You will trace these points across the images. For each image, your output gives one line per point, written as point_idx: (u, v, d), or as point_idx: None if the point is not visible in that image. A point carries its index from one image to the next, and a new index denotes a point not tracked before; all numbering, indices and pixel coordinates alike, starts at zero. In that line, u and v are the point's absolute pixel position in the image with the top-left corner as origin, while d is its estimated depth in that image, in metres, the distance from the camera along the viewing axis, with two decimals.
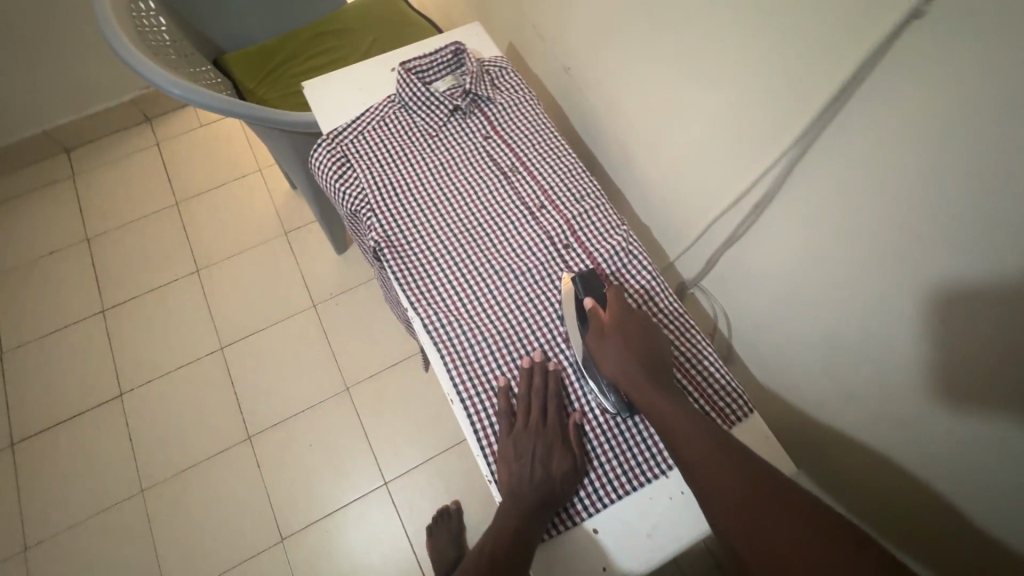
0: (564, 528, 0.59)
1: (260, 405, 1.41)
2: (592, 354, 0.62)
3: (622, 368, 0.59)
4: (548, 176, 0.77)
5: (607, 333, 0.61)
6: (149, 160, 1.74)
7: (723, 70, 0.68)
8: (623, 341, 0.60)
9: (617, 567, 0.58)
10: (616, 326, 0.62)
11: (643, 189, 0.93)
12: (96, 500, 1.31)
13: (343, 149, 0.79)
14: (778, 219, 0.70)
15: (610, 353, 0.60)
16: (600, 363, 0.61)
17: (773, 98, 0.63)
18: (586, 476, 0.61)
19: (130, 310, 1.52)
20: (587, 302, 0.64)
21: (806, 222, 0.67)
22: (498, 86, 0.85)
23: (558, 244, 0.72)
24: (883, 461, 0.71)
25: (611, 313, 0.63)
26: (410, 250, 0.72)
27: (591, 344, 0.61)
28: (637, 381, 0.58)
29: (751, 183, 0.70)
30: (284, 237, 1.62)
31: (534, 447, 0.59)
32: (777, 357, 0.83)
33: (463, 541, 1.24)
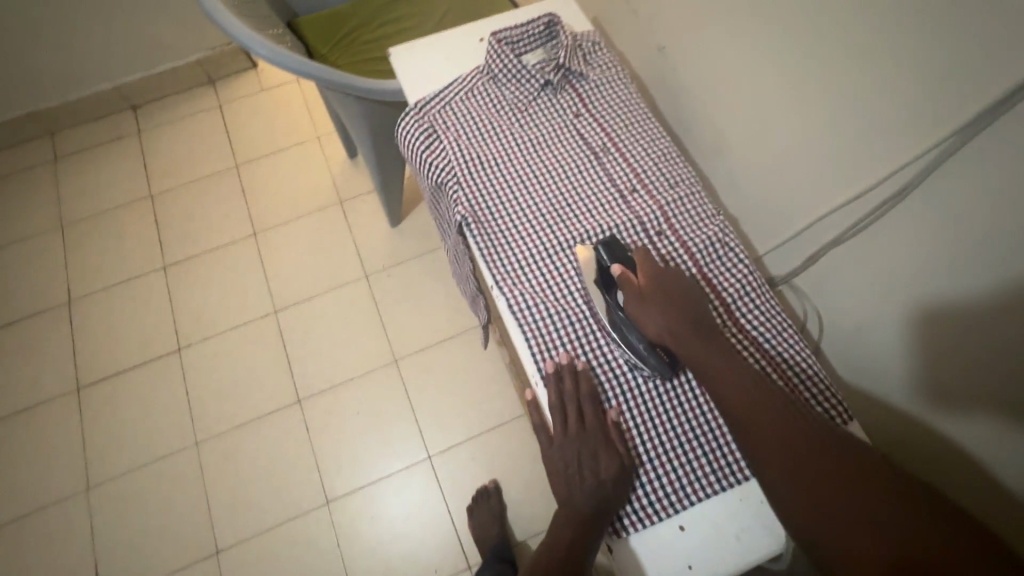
0: (633, 529, 0.57)
1: (311, 371, 1.43)
2: (631, 317, 0.60)
3: (664, 328, 0.58)
4: (640, 158, 0.74)
5: (646, 297, 0.59)
6: (211, 121, 1.76)
7: (854, 56, 0.63)
8: (663, 300, 0.59)
9: (704, 566, 0.56)
10: (652, 286, 0.60)
11: (733, 178, 0.89)
12: (154, 448, 1.36)
13: (431, 119, 0.77)
14: (906, 215, 0.65)
15: (651, 315, 0.58)
16: (640, 324, 0.59)
17: (919, 89, 0.59)
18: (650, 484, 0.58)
19: (190, 268, 1.56)
20: (615, 269, 0.61)
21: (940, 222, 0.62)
22: (591, 61, 0.81)
23: (650, 230, 0.70)
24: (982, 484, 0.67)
25: (644, 277, 0.61)
26: (497, 226, 0.70)
27: (630, 309, 0.59)
28: (683, 338, 0.57)
29: (877, 180, 0.67)
30: (340, 206, 1.62)
31: (580, 454, 0.57)
32: (866, 365, 0.79)
33: (503, 520, 1.25)
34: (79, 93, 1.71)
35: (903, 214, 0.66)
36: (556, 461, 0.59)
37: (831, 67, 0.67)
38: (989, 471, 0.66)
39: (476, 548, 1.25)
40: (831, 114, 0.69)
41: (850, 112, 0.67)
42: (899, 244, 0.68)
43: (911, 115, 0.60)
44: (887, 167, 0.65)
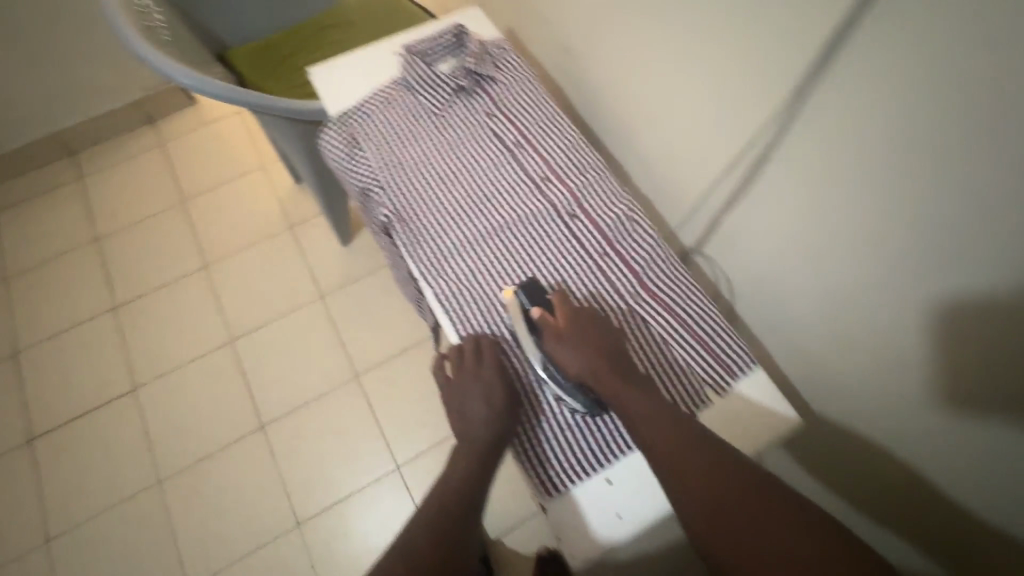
0: (563, 488, 0.61)
1: (272, 395, 1.43)
2: (552, 360, 0.61)
3: (585, 368, 0.60)
4: (550, 150, 0.80)
5: (565, 336, 0.61)
6: (154, 159, 1.77)
7: (713, 36, 0.69)
8: (581, 339, 0.61)
9: (631, 513, 0.60)
10: (571, 326, 0.62)
11: (643, 162, 0.95)
12: (114, 493, 1.33)
13: (353, 131, 0.82)
14: (777, 178, 0.70)
15: (572, 355, 0.60)
16: (561, 366, 0.61)
17: (764, 61, 0.64)
18: (574, 444, 0.62)
19: (141, 306, 1.55)
20: (535, 312, 0.64)
21: (803, 179, 0.67)
22: (501, 65, 0.87)
23: (563, 214, 0.75)
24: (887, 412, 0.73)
25: (562, 316, 0.63)
26: (419, 223, 0.75)
27: (551, 348, 0.61)
28: (602, 373, 0.59)
29: (747, 147, 0.72)
30: (290, 231, 1.64)
31: (474, 390, 0.61)
32: (775, 322, 0.85)
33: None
34: (14, 142, 1.69)
35: (770, 177, 0.71)
36: (454, 405, 0.63)
37: (698, 53, 0.73)
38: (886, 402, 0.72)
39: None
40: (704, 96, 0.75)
41: (717, 92, 0.73)
42: (778, 201, 0.72)
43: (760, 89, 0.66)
44: (753, 140, 0.71)
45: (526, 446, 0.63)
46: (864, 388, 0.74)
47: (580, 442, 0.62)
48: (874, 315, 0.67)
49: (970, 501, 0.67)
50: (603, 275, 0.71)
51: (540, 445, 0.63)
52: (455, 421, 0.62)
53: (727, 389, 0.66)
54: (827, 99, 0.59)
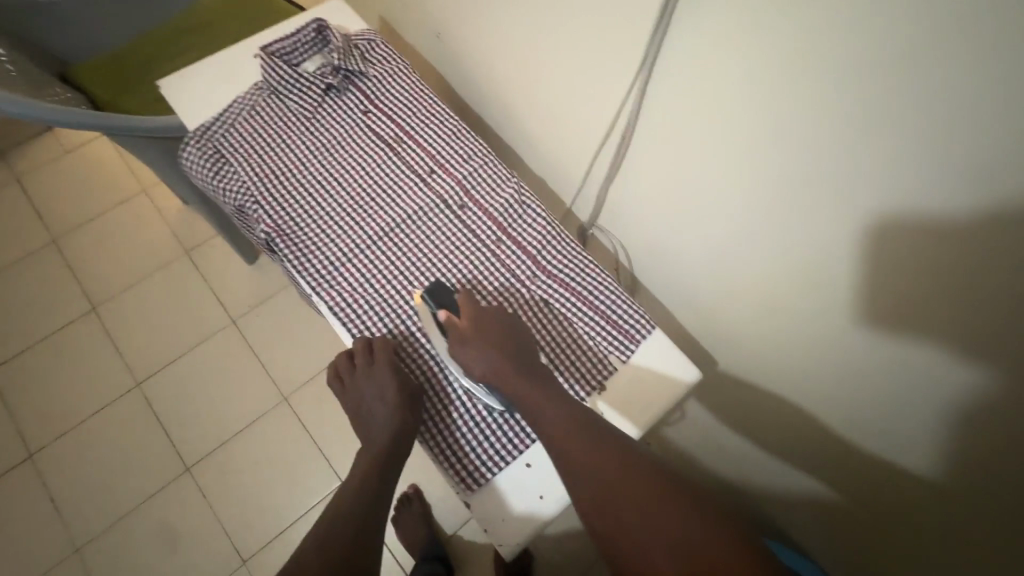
0: (483, 481, 0.61)
1: (193, 434, 1.34)
2: (457, 360, 0.61)
3: (489, 368, 0.59)
4: (432, 141, 0.78)
5: (468, 338, 0.60)
6: (11, 199, 1.57)
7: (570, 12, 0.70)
8: (485, 339, 0.60)
9: (553, 493, 0.61)
10: (474, 326, 0.61)
11: (531, 143, 0.95)
12: (25, 572, 1.20)
13: (215, 145, 0.75)
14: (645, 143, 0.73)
15: (476, 355, 0.60)
16: (466, 365, 0.60)
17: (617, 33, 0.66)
18: (490, 434, 0.63)
19: (23, 363, 1.38)
20: (440, 315, 0.63)
21: (667, 141, 0.70)
22: (370, 59, 0.83)
23: (452, 205, 0.74)
24: (771, 362, 0.78)
25: (466, 317, 0.63)
26: (303, 234, 0.71)
27: (455, 351, 0.61)
28: (506, 372, 0.59)
29: (616, 114, 0.74)
30: (186, 256, 1.52)
31: (369, 391, 0.61)
32: (668, 285, 0.89)
33: (429, 519, 1.27)
34: None
35: (639, 142, 0.74)
36: (355, 402, 0.64)
37: (562, 25, 0.73)
38: (768, 348, 0.76)
39: (410, 555, 1.26)
40: (575, 68, 0.76)
41: (585, 62, 0.73)
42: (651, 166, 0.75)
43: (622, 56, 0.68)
44: (624, 106, 0.72)
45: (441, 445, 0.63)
46: (749, 336, 0.78)
47: (496, 430, 0.63)
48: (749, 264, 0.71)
49: (841, 433, 0.72)
50: (500, 262, 0.71)
51: (456, 443, 0.63)
52: (359, 415, 0.64)
53: (629, 354, 0.68)
54: (675, 62, 0.62)
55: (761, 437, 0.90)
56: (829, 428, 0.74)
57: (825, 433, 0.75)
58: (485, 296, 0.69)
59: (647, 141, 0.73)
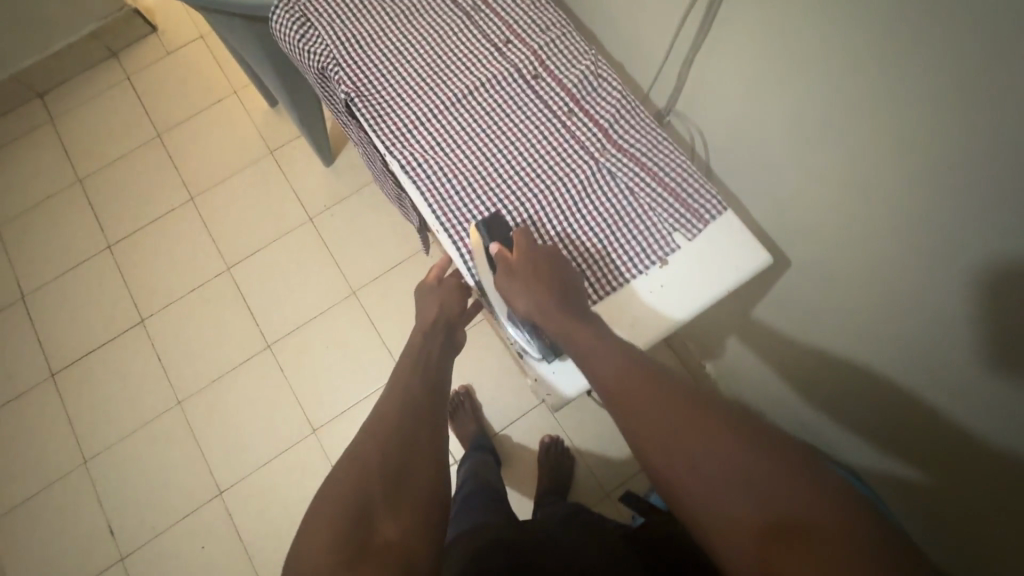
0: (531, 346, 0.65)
1: (274, 316, 1.47)
2: (504, 294, 0.61)
3: (535, 304, 0.59)
4: (509, 11, 0.76)
5: (515, 272, 0.60)
6: (123, 95, 1.71)
7: None
8: (531, 276, 0.60)
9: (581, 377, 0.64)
10: (523, 263, 0.61)
11: (612, 26, 0.89)
12: (138, 415, 1.41)
13: (302, 9, 0.77)
14: (734, 9, 0.66)
15: (521, 291, 0.59)
16: (510, 301, 0.60)
17: None
18: None
19: (135, 242, 1.56)
20: (493, 248, 0.62)
21: (760, 6, 0.63)
22: None
23: (526, 75, 0.72)
24: (842, 271, 0.72)
25: (518, 254, 0.62)
26: (380, 97, 0.73)
27: (501, 285, 0.61)
28: (551, 313, 0.58)
29: None
30: (271, 156, 1.62)
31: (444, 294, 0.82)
32: (743, 180, 0.82)
33: (477, 410, 1.35)
34: None
35: (727, 10, 0.67)
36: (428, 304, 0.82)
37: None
38: (841, 247, 0.70)
39: (459, 444, 1.35)
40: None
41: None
42: (737, 37, 0.68)
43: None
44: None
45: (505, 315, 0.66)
46: (823, 233, 0.72)
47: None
48: (832, 147, 0.64)
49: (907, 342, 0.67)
50: (571, 135, 0.70)
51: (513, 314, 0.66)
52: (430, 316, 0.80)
53: (693, 235, 0.66)
54: None
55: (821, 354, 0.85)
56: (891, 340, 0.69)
57: (888, 345, 0.70)
58: (551, 170, 0.69)
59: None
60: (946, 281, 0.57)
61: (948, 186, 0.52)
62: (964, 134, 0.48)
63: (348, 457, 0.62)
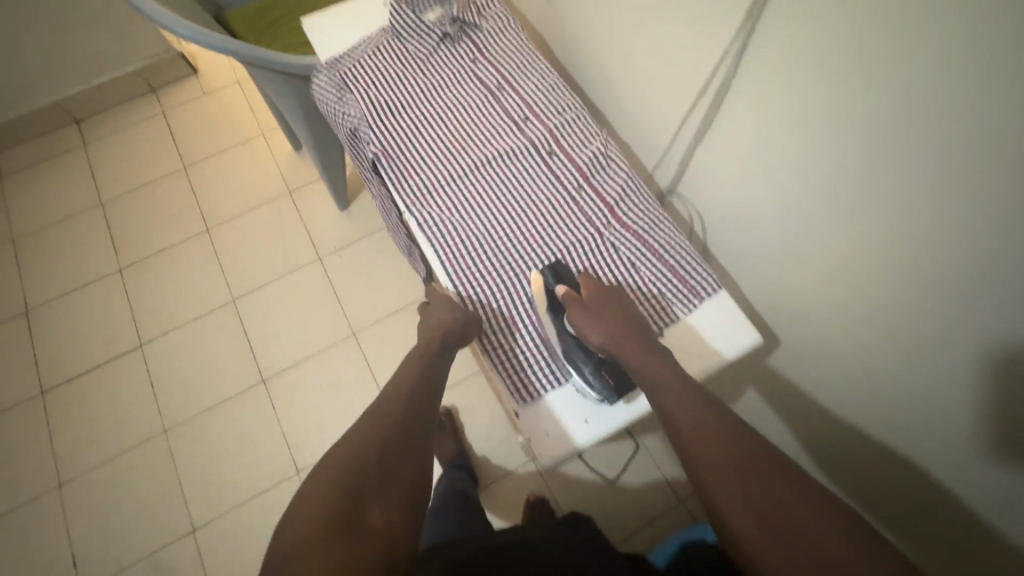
0: (527, 401, 0.66)
1: (272, 351, 1.48)
2: (576, 329, 0.64)
3: (609, 336, 0.63)
4: (530, 91, 0.83)
5: (590, 310, 0.64)
6: (156, 128, 1.81)
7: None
8: (603, 314, 0.64)
9: (575, 437, 0.65)
10: (594, 300, 0.66)
11: (624, 110, 0.97)
12: (121, 441, 1.39)
13: (342, 74, 0.85)
14: (738, 111, 0.73)
15: (596, 327, 0.63)
16: (585, 334, 0.63)
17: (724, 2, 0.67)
18: (542, 356, 0.68)
19: (146, 267, 1.60)
20: (560, 290, 0.67)
21: (762, 112, 0.70)
22: (486, 14, 0.90)
23: (542, 151, 0.79)
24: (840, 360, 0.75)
25: (590, 292, 0.67)
26: (406, 158, 0.79)
27: (574, 321, 0.63)
28: (625, 342, 0.63)
29: (711, 82, 0.75)
30: (288, 196, 1.68)
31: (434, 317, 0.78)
32: (741, 260, 0.87)
33: (462, 440, 1.39)
34: (20, 110, 1.74)
35: (731, 112, 0.74)
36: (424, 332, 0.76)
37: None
38: (837, 331, 0.73)
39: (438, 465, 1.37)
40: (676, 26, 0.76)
41: (689, 16, 0.73)
42: (738, 136, 0.75)
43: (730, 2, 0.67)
44: (723, 65, 0.72)
45: (510, 377, 0.67)
46: (819, 318, 0.76)
47: (545, 370, 0.67)
48: (827, 238, 0.69)
49: (904, 423, 0.69)
50: (580, 208, 0.75)
51: (513, 372, 0.67)
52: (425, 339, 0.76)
53: (689, 309, 0.70)
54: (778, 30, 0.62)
55: (819, 433, 0.88)
56: (892, 424, 0.72)
57: (884, 426, 0.73)
58: (559, 239, 0.73)
59: (742, 99, 0.72)
60: (940, 367, 0.60)
61: (937, 283, 0.56)
62: (958, 245, 0.53)
63: (334, 455, 0.67)
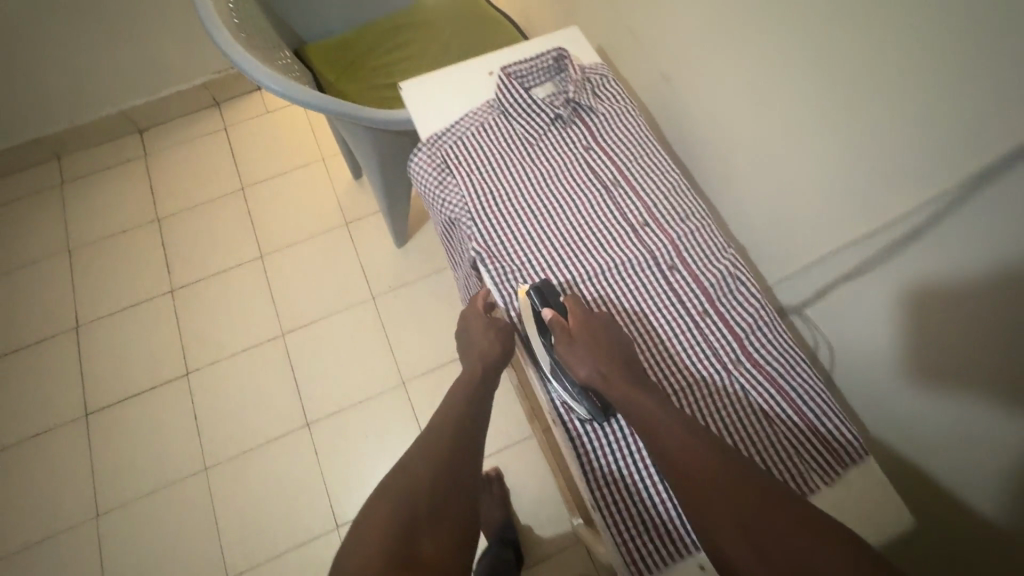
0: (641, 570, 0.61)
1: (320, 393, 1.43)
2: (563, 362, 0.62)
3: (595, 371, 0.60)
4: (650, 191, 0.75)
5: (575, 339, 0.62)
6: (217, 143, 1.77)
7: (863, 107, 0.65)
8: (590, 345, 0.61)
9: None
10: (582, 330, 0.63)
11: (752, 211, 0.89)
12: (163, 475, 1.36)
13: (443, 155, 0.78)
14: (922, 254, 0.65)
15: (581, 357, 0.61)
16: (572, 368, 0.61)
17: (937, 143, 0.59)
18: (660, 521, 0.62)
19: (197, 290, 1.56)
20: (547, 314, 0.64)
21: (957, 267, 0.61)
22: (600, 94, 0.82)
23: (662, 265, 0.70)
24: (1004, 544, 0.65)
25: (576, 321, 0.64)
26: (510, 258, 0.71)
27: (561, 351, 0.61)
28: (612, 378, 0.59)
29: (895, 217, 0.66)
30: (345, 227, 1.63)
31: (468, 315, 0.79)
32: (871, 401, 0.79)
33: (507, 504, 1.28)
34: (86, 117, 1.72)
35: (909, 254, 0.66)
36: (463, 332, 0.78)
37: (860, 98, 0.65)
38: (1009, 523, 0.64)
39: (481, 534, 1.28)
40: (854, 149, 0.69)
41: (878, 144, 0.66)
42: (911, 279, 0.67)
43: (950, 146, 0.58)
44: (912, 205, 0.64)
45: (601, 488, 0.63)
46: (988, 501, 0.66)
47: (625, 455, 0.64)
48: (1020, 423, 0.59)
49: None
50: (704, 339, 0.67)
51: (587, 456, 0.64)
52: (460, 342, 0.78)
53: (833, 480, 0.61)
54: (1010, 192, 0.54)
55: None
56: None
57: None
58: (679, 374, 0.65)
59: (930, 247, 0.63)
60: None
61: None
62: None
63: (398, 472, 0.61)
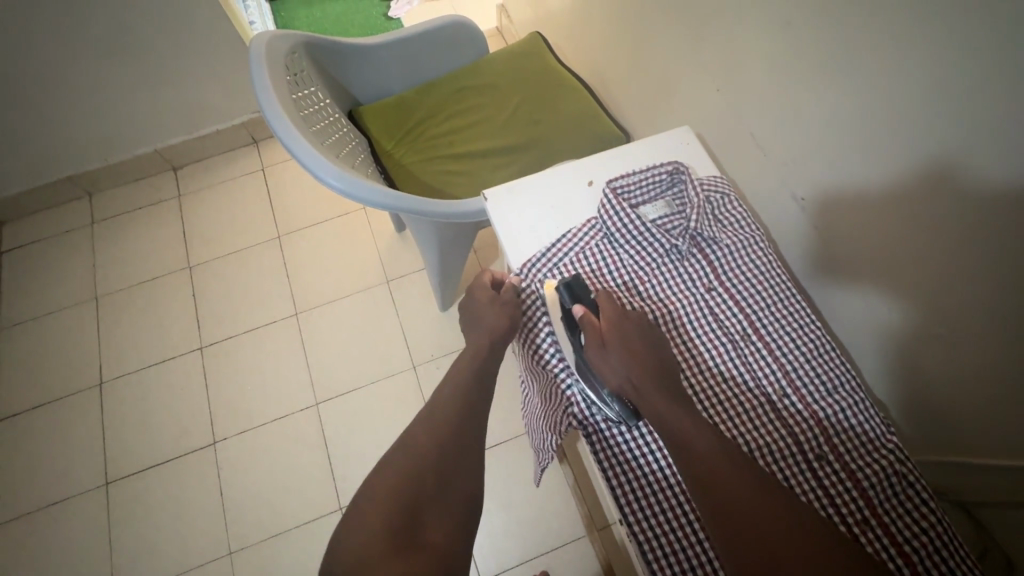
0: None
1: (354, 473, 1.32)
2: (591, 367, 0.56)
3: (626, 378, 0.54)
4: (789, 352, 0.63)
5: (607, 342, 0.56)
6: (253, 185, 1.68)
7: None
8: (624, 349, 0.55)
9: None
10: (615, 331, 0.57)
11: (884, 361, 0.75)
12: (184, 558, 1.26)
13: (539, 289, 0.66)
14: None
15: (612, 362, 0.55)
16: (600, 373, 0.55)
17: None
18: None
19: (228, 348, 1.47)
20: (576, 311, 0.58)
21: None
22: (722, 222, 0.71)
23: (808, 453, 0.58)
24: None
25: (606, 318, 0.58)
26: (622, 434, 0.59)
27: (590, 354, 0.55)
28: (641, 383, 0.53)
29: None
30: (386, 286, 1.52)
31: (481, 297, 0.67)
32: None
33: None
34: (120, 156, 1.65)
35: None
36: (472, 313, 0.67)
37: None
38: None
39: None
40: None
41: None
42: None
43: None
44: None
45: None
46: None
47: (659, 473, 0.57)
48: None
49: None
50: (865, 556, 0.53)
51: (623, 483, 0.57)
52: (467, 323, 0.67)
53: None
54: None
55: None
56: None
57: None
58: None
59: None
60: None
61: None
62: None
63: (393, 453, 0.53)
